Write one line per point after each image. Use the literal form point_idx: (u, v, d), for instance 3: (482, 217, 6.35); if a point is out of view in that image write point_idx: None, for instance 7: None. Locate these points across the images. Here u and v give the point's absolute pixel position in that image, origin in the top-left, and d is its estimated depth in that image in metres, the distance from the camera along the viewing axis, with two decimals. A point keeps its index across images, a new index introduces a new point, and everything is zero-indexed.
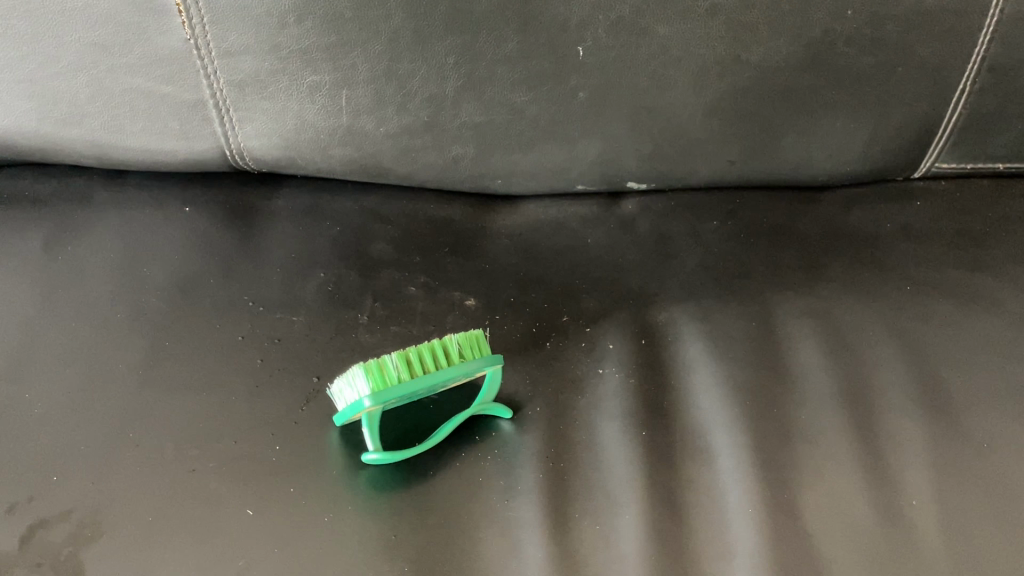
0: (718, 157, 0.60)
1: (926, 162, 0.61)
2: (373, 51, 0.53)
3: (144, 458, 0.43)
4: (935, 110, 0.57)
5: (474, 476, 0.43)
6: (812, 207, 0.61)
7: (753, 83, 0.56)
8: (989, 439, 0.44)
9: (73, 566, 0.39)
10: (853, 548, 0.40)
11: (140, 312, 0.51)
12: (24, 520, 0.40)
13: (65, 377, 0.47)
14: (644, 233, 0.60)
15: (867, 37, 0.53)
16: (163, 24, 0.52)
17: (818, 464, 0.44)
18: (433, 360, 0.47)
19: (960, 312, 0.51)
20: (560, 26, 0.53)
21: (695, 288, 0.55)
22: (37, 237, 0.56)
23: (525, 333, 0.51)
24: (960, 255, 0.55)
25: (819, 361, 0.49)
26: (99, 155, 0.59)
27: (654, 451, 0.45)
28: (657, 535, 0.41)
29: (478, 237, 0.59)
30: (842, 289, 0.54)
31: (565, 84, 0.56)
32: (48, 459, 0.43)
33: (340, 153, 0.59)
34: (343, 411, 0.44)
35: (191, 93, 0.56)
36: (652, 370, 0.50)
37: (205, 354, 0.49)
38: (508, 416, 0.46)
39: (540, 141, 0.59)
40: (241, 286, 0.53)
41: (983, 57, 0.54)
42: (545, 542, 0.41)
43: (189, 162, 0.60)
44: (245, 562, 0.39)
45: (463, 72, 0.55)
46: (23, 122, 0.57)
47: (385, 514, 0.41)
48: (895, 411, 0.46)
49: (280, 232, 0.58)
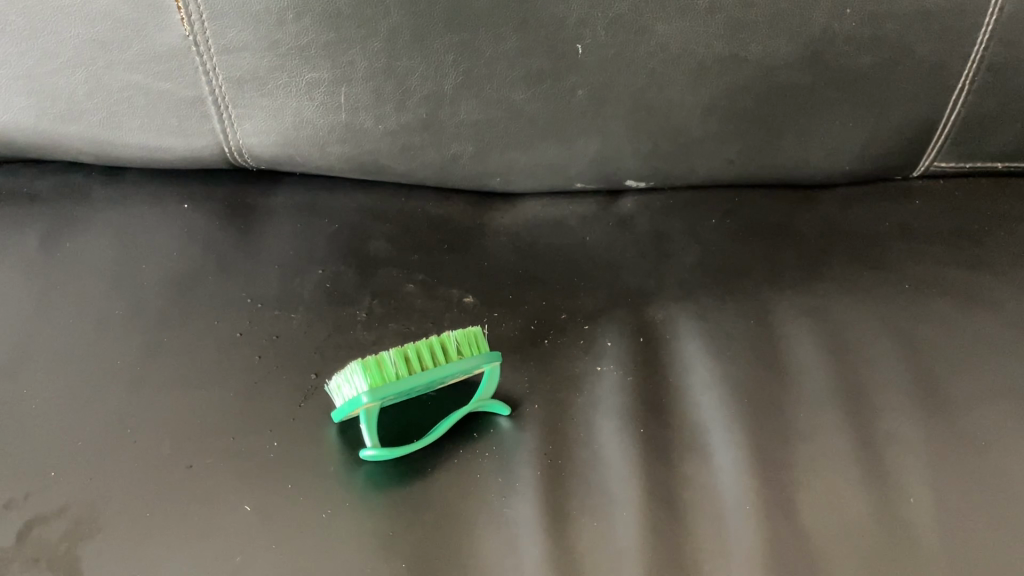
0: (717, 155, 0.60)
1: (925, 161, 0.61)
2: (372, 48, 0.53)
3: (142, 454, 0.43)
4: (934, 109, 0.57)
5: (471, 473, 0.43)
6: (811, 206, 0.62)
7: (751, 82, 0.56)
8: (987, 437, 0.44)
9: (69, 562, 0.39)
10: (850, 546, 0.40)
11: (138, 308, 0.51)
12: (21, 515, 0.40)
13: (62, 374, 0.47)
14: (642, 231, 0.60)
15: (866, 36, 0.53)
16: (162, 21, 0.52)
17: (815, 462, 0.44)
18: (431, 357, 0.47)
19: (958, 311, 0.51)
20: (559, 24, 0.53)
21: (693, 286, 0.55)
22: (35, 233, 0.55)
23: (523, 331, 0.51)
24: (958, 254, 0.55)
25: (817, 360, 0.49)
26: (97, 151, 0.59)
27: (652, 449, 0.45)
28: (655, 532, 0.41)
29: (477, 235, 0.59)
30: (840, 288, 0.54)
31: (563, 82, 0.56)
32: (45, 455, 0.43)
33: (339, 150, 0.59)
34: (341, 407, 0.44)
35: (190, 90, 0.56)
36: (650, 368, 0.50)
37: (203, 351, 0.48)
38: (506, 414, 0.46)
39: (539, 140, 0.59)
40: (239, 283, 0.53)
41: (981, 57, 0.54)
42: (543, 539, 0.41)
43: (187, 159, 0.60)
44: (242, 559, 0.39)
45: (462, 69, 0.55)
46: (21, 118, 0.56)
47: (382, 511, 0.41)
48: (893, 409, 0.46)
49: (278, 230, 0.58)
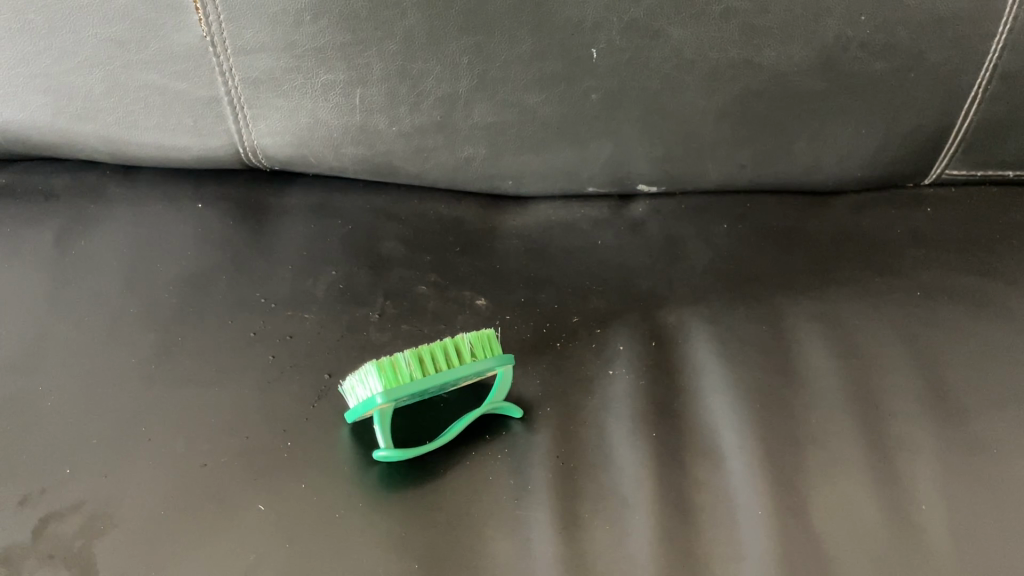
0: (729, 160, 0.60)
1: (936, 169, 0.61)
2: (388, 49, 0.53)
3: (157, 452, 0.43)
4: (947, 117, 0.57)
5: (484, 475, 0.43)
6: (823, 211, 0.62)
7: (765, 87, 0.56)
8: (999, 444, 0.45)
9: (85, 558, 0.39)
10: (862, 551, 0.40)
11: (152, 306, 0.51)
12: (37, 512, 0.41)
13: (77, 371, 0.47)
14: (654, 236, 0.60)
15: (879, 43, 0.54)
16: (179, 21, 0.52)
17: (827, 468, 0.44)
18: (445, 358, 0.47)
19: (970, 318, 0.51)
20: (574, 28, 0.53)
21: (705, 291, 0.55)
22: (50, 231, 0.56)
23: (535, 334, 0.51)
24: (970, 262, 0.55)
25: (829, 365, 0.49)
26: (112, 150, 0.59)
27: (664, 453, 0.45)
28: (667, 536, 0.41)
29: (488, 237, 0.59)
30: (852, 294, 0.54)
31: (577, 85, 0.56)
32: (60, 453, 0.43)
33: (353, 152, 0.59)
34: (355, 408, 0.44)
35: (206, 90, 0.56)
36: (662, 372, 0.50)
37: (217, 350, 0.49)
38: (518, 417, 0.46)
39: (552, 143, 0.59)
40: (252, 283, 0.53)
41: (994, 65, 0.54)
42: (555, 541, 0.41)
43: (201, 159, 0.60)
44: (256, 557, 0.39)
45: (477, 72, 0.55)
46: (37, 116, 0.57)
47: (395, 511, 0.41)
48: (905, 416, 0.46)
49: (291, 230, 0.58)
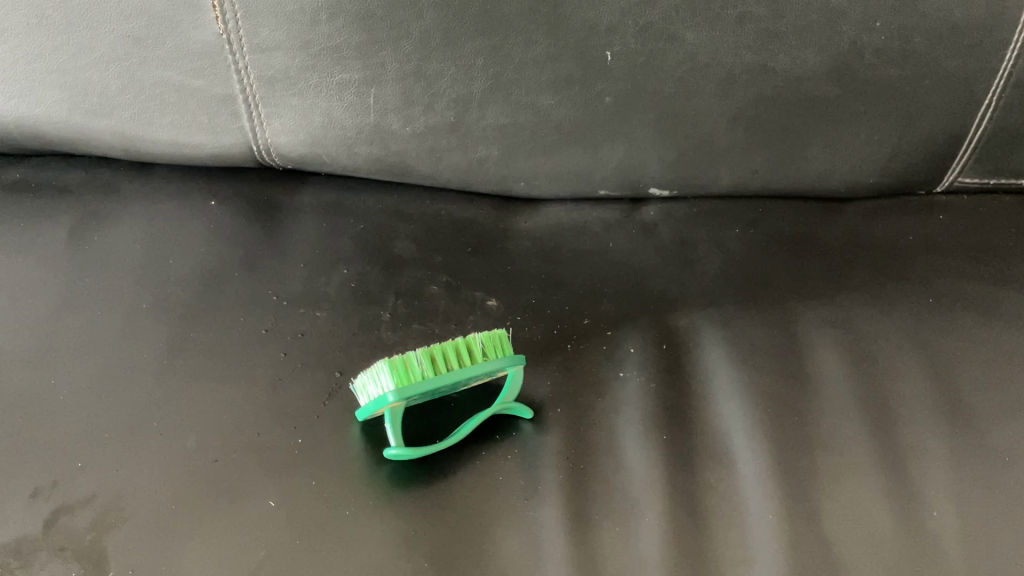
0: (741, 165, 0.60)
1: (949, 177, 0.60)
2: (403, 49, 0.54)
3: (169, 447, 0.43)
4: (961, 125, 0.57)
5: (494, 475, 0.43)
6: (835, 217, 0.62)
7: (779, 92, 0.56)
8: (1012, 452, 0.44)
9: (96, 551, 0.39)
10: (871, 556, 0.40)
11: (165, 303, 0.51)
12: (49, 504, 0.41)
13: (89, 365, 0.47)
14: (665, 239, 0.60)
15: (894, 49, 0.53)
16: (197, 18, 0.53)
17: (838, 472, 0.44)
18: (457, 358, 0.47)
19: (983, 325, 0.51)
20: (589, 30, 0.53)
21: (717, 295, 0.55)
22: (64, 226, 0.56)
23: (547, 335, 0.51)
24: (982, 270, 0.55)
25: (841, 370, 0.49)
26: (127, 146, 0.59)
27: (675, 456, 0.45)
28: (677, 539, 0.41)
29: (500, 238, 0.59)
30: (863, 300, 0.54)
31: (590, 88, 0.56)
32: (72, 447, 0.43)
33: (366, 151, 0.59)
34: (367, 406, 0.44)
35: (220, 88, 0.56)
36: (673, 375, 0.50)
37: (229, 346, 0.49)
38: (528, 418, 0.46)
39: (565, 145, 0.59)
40: (265, 280, 0.53)
41: (1009, 73, 0.54)
42: (565, 542, 0.41)
43: (216, 157, 0.60)
44: (266, 553, 0.39)
45: (492, 73, 0.55)
46: (52, 111, 0.57)
47: (405, 510, 0.41)
48: (918, 422, 0.46)
49: (304, 229, 0.58)
